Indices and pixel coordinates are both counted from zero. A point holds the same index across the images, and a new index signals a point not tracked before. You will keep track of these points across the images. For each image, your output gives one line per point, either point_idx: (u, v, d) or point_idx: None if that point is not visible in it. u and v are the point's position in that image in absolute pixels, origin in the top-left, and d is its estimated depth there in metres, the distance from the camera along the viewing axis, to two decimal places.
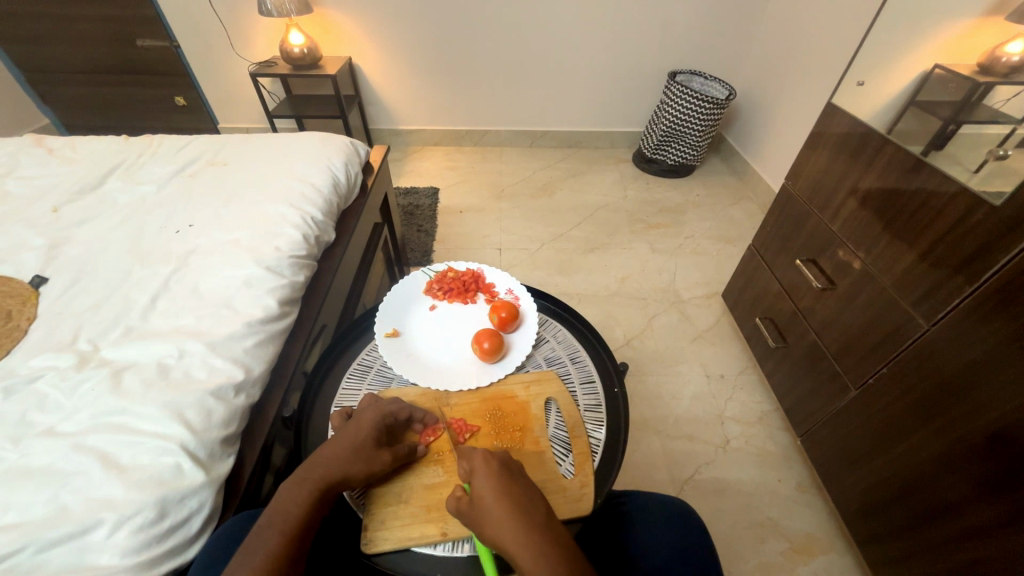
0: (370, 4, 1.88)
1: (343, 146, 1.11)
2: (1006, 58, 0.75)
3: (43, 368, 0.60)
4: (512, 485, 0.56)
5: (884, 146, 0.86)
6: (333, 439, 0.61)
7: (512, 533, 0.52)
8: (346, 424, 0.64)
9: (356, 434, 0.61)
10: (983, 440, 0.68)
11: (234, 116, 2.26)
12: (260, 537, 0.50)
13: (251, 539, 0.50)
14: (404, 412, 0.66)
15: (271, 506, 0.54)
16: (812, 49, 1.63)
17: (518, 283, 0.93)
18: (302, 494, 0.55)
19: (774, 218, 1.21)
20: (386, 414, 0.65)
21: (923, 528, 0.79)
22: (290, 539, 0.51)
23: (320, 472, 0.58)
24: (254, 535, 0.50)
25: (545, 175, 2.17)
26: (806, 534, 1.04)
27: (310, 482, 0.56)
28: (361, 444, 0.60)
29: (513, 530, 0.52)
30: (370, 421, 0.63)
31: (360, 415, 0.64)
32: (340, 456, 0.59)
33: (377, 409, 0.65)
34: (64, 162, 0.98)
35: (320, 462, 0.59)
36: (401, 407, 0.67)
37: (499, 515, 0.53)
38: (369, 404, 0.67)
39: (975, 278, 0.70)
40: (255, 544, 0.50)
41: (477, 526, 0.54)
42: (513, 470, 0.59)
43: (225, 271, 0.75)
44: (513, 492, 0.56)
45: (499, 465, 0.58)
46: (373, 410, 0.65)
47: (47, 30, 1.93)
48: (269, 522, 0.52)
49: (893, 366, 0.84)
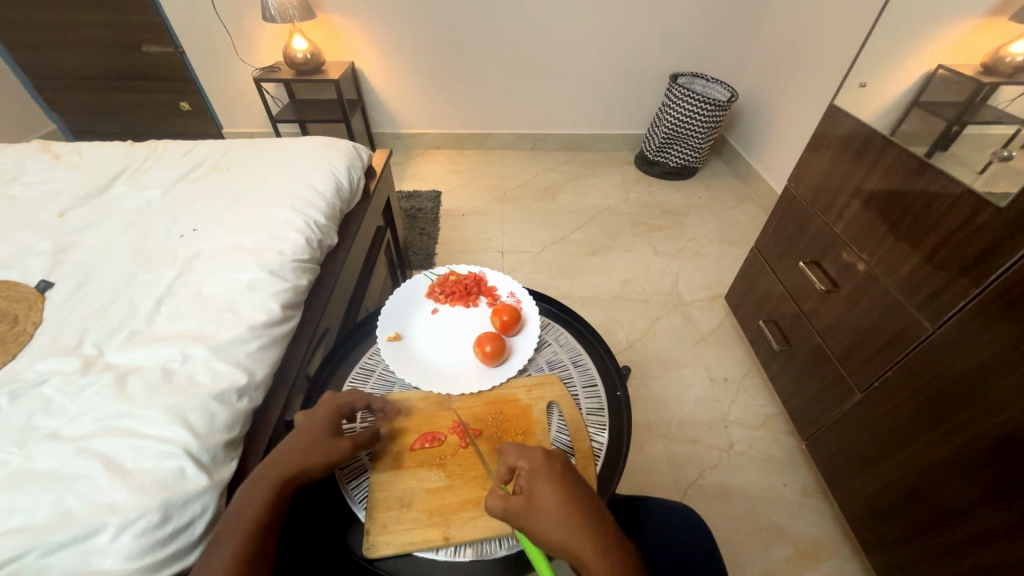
0: (373, 9, 1.89)
1: (346, 150, 1.12)
2: (1010, 58, 0.74)
3: (49, 372, 0.60)
4: (573, 482, 0.54)
5: (888, 147, 0.86)
6: (289, 434, 0.60)
7: (575, 531, 0.49)
8: (300, 416, 0.62)
9: (313, 427, 0.60)
10: (990, 444, 0.67)
11: (239, 121, 2.27)
12: (222, 538, 0.50)
13: (216, 544, 0.50)
14: (357, 404, 0.66)
15: (232, 507, 0.52)
16: (815, 50, 1.63)
17: (519, 286, 0.93)
18: (263, 492, 0.54)
19: (777, 220, 1.21)
20: (341, 406, 0.64)
21: (930, 533, 0.78)
22: (255, 536, 0.51)
23: (278, 468, 0.56)
24: (219, 540, 0.50)
25: (547, 178, 2.17)
26: (811, 539, 1.03)
27: (270, 479, 0.55)
28: (319, 437, 0.59)
29: (578, 529, 0.50)
30: (324, 415, 0.62)
31: (314, 407, 0.63)
32: (299, 451, 0.58)
33: (333, 402, 0.63)
34: (70, 168, 0.99)
35: (277, 457, 0.57)
36: (355, 398, 0.66)
37: (558, 513, 0.51)
38: (323, 396, 0.65)
39: (980, 280, 0.69)
40: (222, 548, 0.49)
41: (531, 526, 0.51)
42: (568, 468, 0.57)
43: (229, 275, 0.75)
44: (572, 489, 0.53)
45: (557, 463, 0.56)
46: (327, 402, 0.64)
47: (54, 37, 1.95)
48: (234, 524, 0.51)
49: (898, 369, 0.83)
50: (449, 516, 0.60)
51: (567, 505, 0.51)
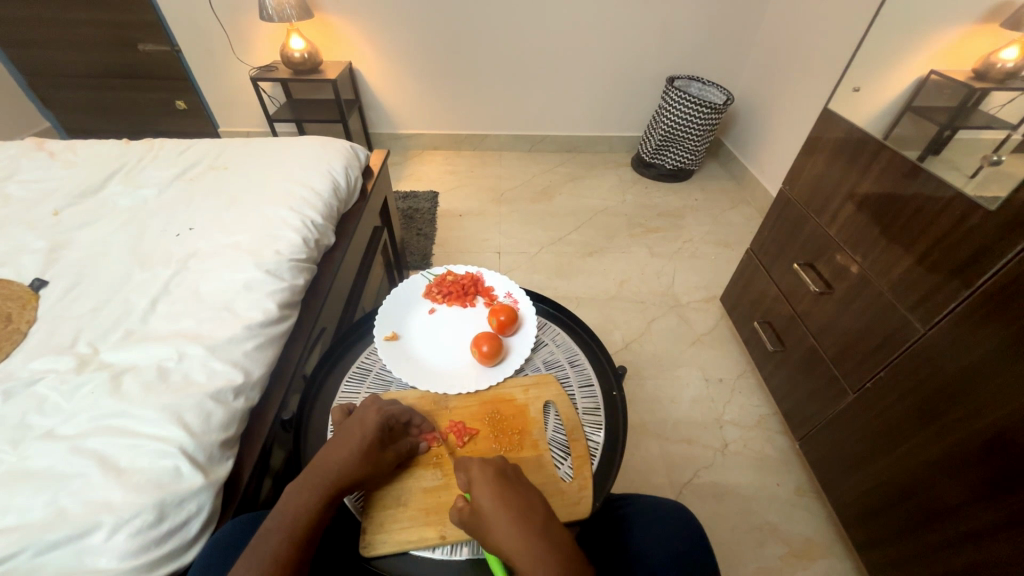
0: (370, 9, 1.90)
1: (343, 150, 1.12)
2: (1002, 65, 0.77)
3: (43, 370, 0.60)
4: (509, 491, 0.56)
5: (881, 150, 0.87)
6: (336, 439, 0.61)
7: (512, 539, 0.52)
8: (348, 423, 0.63)
9: (361, 435, 0.61)
10: (980, 443, 0.68)
11: (235, 120, 2.26)
12: (267, 540, 0.51)
13: (256, 543, 0.50)
14: (404, 415, 0.66)
15: (278, 510, 0.54)
16: (809, 54, 1.64)
17: (516, 286, 0.93)
18: (309, 499, 0.55)
19: (772, 221, 1.22)
20: (389, 414, 0.64)
21: (921, 531, 0.79)
22: (297, 543, 0.52)
23: (326, 475, 0.57)
24: (260, 540, 0.51)
25: (544, 179, 2.18)
26: (805, 538, 1.04)
27: (318, 487, 0.57)
28: (368, 446, 0.60)
29: (517, 537, 0.52)
30: (372, 421, 0.62)
31: (362, 413, 0.63)
32: (346, 459, 0.59)
33: (380, 409, 0.63)
34: (64, 166, 0.98)
35: (325, 465, 0.58)
36: (403, 408, 0.66)
37: (497, 525, 0.53)
38: (370, 402, 0.66)
39: (971, 282, 0.70)
40: (262, 549, 0.50)
41: (479, 534, 0.54)
42: (511, 476, 0.58)
43: (225, 274, 0.75)
44: (510, 498, 0.55)
45: (497, 474, 0.57)
46: (374, 409, 0.64)
47: (49, 35, 1.94)
48: (277, 527, 0.52)
49: (891, 370, 0.84)
50: (446, 514, 0.60)
51: (505, 514, 0.53)
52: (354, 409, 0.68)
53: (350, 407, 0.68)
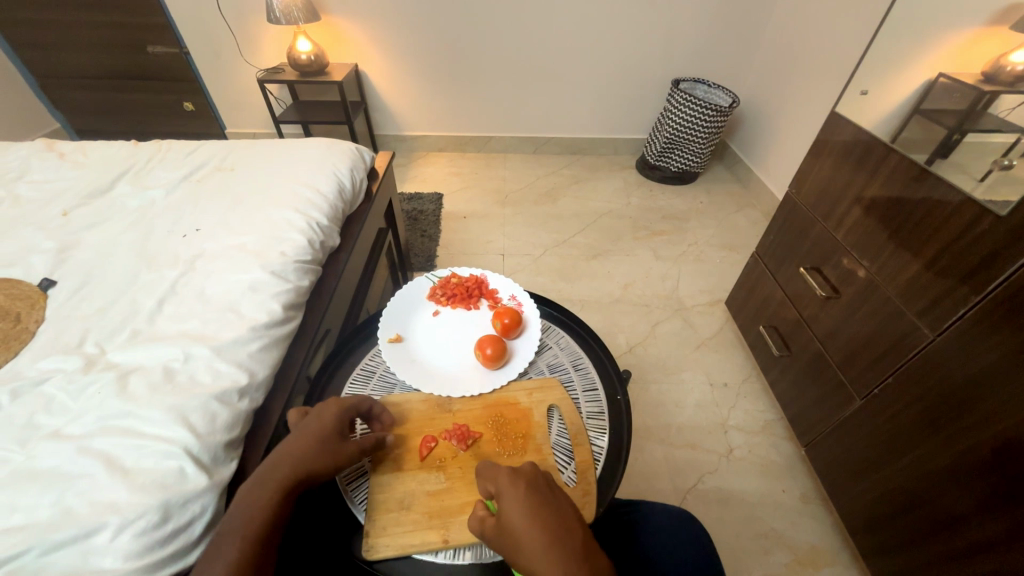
0: (377, 13, 1.91)
1: (349, 152, 1.12)
2: (1011, 67, 0.74)
3: (51, 370, 0.61)
4: (541, 502, 0.52)
5: (889, 154, 0.87)
6: (294, 436, 0.59)
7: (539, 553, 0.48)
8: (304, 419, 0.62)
9: (318, 430, 0.60)
10: (991, 452, 0.67)
11: (242, 121, 2.28)
12: (223, 542, 0.50)
13: (215, 548, 0.50)
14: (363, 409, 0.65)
15: (236, 509, 0.53)
16: (815, 58, 1.64)
17: (520, 289, 0.93)
18: (267, 496, 0.54)
19: (778, 225, 1.21)
20: (347, 408, 0.64)
21: (930, 541, 0.78)
22: (253, 543, 0.51)
23: (285, 470, 0.56)
24: (216, 544, 0.50)
25: (548, 181, 2.18)
26: (810, 546, 1.03)
27: (272, 483, 0.55)
28: (325, 439, 0.59)
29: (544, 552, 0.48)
30: (331, 419, 0.61)
31: (318, 409, 0.62)
32: (304, 456, 0.57)
33: (339, 404, 0.63)
34: (74, 167, 0.99)
35: (280, 461, 0.57)
36: (359, 402, 0.66)
37: (523, 537, 0.50)
38: (328, 399, 0.65)
39: (981, 288, 0.70)
40: (217, 552, 0.49)
41: (505, 548, 0.51)
42: (543, 486, 0.55)
43: (231, 275, 0.75)
44: (538, 509, 0.52)
45: (527, 484, 0.54)
46: (332, 406, 0.63)
47: (59, 37, 1.97)
48: (233, 528, 0.51)
49: (899, 376, 0.83)
50: (448, 518, 0.60)
51: (534, 526, 0.50)
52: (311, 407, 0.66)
53: (308, 408, 0.65)
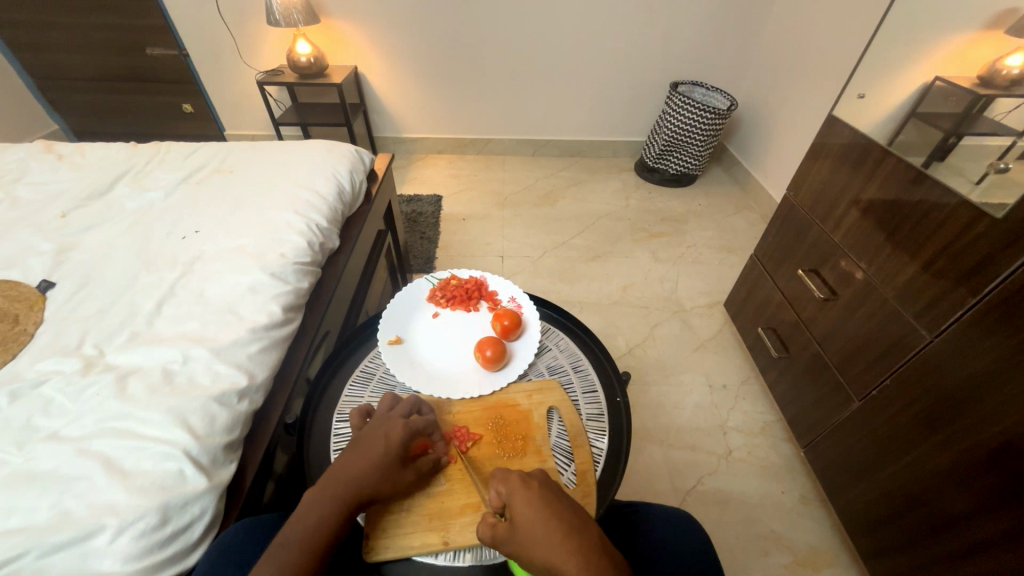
0: (376, 15, 1.91)
1: (349, 154, 1.12)
2: (1006, 71, 0.75)
3: (49, 372, 0.60)
4: (553, 500, 0.53)
5: (885, 158, 0.87)
6: (358, 450, 0.59)
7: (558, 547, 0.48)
8: (371, 432, 0.62)
9: (384, 449, 0.59)
10: (987, 454, 0.67)
11: (240, 123, 2.28)
12: (283, 555, 0.50)
13: (272, 556, 0.50)
14: (427, 429, 0.65)
15: (296, 522, 0.53)
16: (813, 61, 1.65)
17: (520, 291, 0.93)
18: (330, 512, 0.54)
19: (776, 226, 1.21)
20: (415, 428, 0.63)
21: (928, 542, 0.78)
22: (312, 561, 0.51)
23: (346, 487, 0.56)
24: (276, 553, 0.50)
25: (547, 183, 2.18)
26: (810, 547, 1.03)
27: (337, 499, 0.55)
28: (391, 461, 0.59)
29: (563, 547, 0.48)
30: (399, 439, 0.60)
31: (387, 426, 0.62)
32: (368, 474, 0.57)
33: (406, 424, 0.62)
34: (73, 169, 0.99)
35: (346, 476, 0.57)
36: (427, 421, 0.65)
37: (539, 532, 0.50)
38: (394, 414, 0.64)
39: (977, 290, 0.70)
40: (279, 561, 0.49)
41: (519, 550, 0.50)
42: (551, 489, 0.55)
43: (231, 277, 0.75)
44: (550, 503, 0.52)
45: (538, 484, 0.55)
46: (401, 423, 0.62)
47: (58, 39, 1.96)
48: (295, 540, 0.51)
49: (897, 378, 0.84)
50: (448, 520, 0.60)
51: (553, 524, 0.50)
52: (372, 413, 0.67)
53: (370, 411, 0.67)
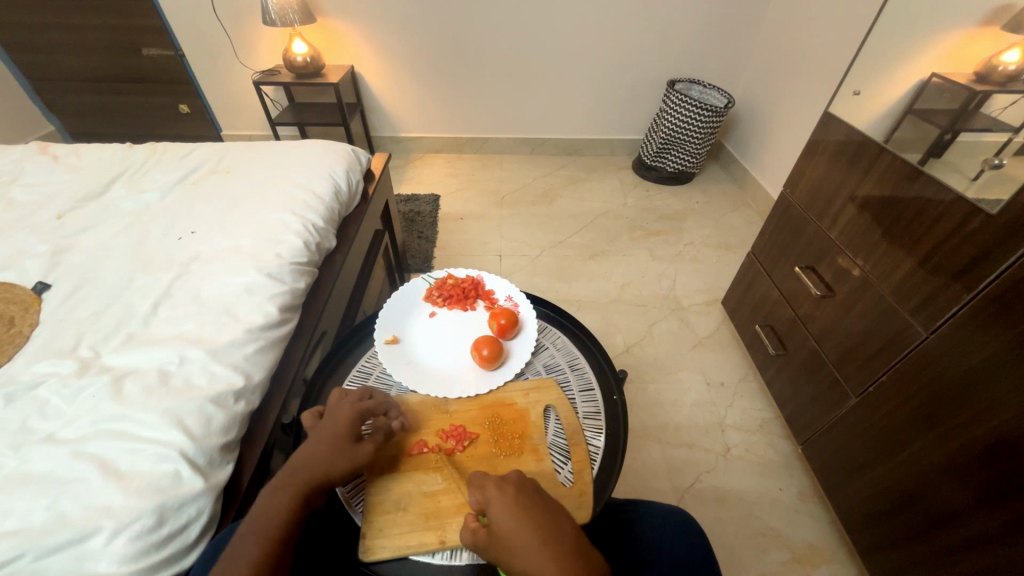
0: (372, 14, 1.91)
1: (345, 154, 1.12)
2: (1004, 67, 0.75)
3: (45, 374, 0.60)
4: (531, 505, 0.53)
5: (882, 154, 0.87)
6: (310, 439, 0.60)
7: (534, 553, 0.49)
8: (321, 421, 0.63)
9: (334, 431, 0.60)
10: (984, 449, 0.68)
11: (237, 123, 2.28)
12: (243, 544, 0.50)
13: (235, 546, 0.50)
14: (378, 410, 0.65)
15: (253, 514, 0.53)
16: (810, 58, 1.65)
17: (517, 290, 0.93)
18: (284, 499, 0.54)
19: (773, 223, 1.21)
20: (362, 407, 0.64)
21: (925, 537, 0.79)
22: (273, 545, 0.51)
23: (300, 473, 0.57)
24: (238, 543, 0.50)
25: (545, 182, 2.18)
26: (808, 544, 1.03)
27: (293, 485, 0.56)
28: (340, 441, 0.59)
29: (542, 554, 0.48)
30: (346, 418, 0.61)
31: (335, 410, 0.63)
32: (320, 457, 0.58)
33: (352, 404, 0.63)
34: (68, 170, 0.99)
35: (299, 463, 0.58)
36: (375, 401, 0.66)
37: (516, 540, 0.50)
38: (342, 399, 0.65)
39: (973, 286, 0.70)
40: (240, 550, 0.50)
41: (500, 555, 0.51)
42: (528, 492, 0.55)
43: (227, 278, 0.75)
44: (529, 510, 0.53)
45: (514, 488, 0.55)
46: (347, 405, 0.64)
47: (53, 40, 1.96)
48: (255, 527, 0.52)
49: (894, 374, 0.84)
50: (445, 519, 0.60)
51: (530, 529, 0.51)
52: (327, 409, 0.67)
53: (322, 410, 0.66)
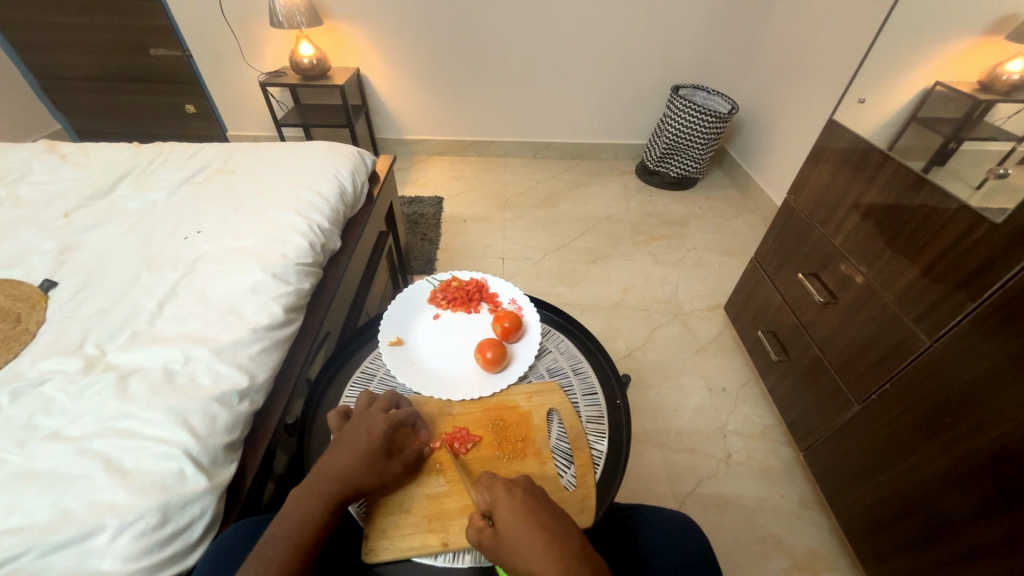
0: (379, 17, 1.92)
1: (350, 155, 1.13)
2: (1007, 77, 0.76)
3: (50, 371, 0.61)
4: (538, 506, 0.54)
5: (885, 163, 0.88)
6: (341, 446, 0.60)
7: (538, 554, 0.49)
8: (353, 428, 0.62)
9: (367, 443, 0.60)
10: (986, 458, 0.68)
11: (242, 123, 2.29)
12: (271, 551, 0.51)
13: (261, 551, 0.51)
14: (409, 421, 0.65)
15: (282, 519, 0.54)
16: (813, 66, 1.66)
17: (520, 293, 0.93)
18: (314, 508, 0.55)
19: (777, 229, 1.22)
20: (395, 421, 0.63)
21: (927, 546, 0.78)
22: (299, 556, 0.51)
23: (331, 482, 0.57)
24: (264, 549, 0.51)
25: (548, 186, 2.19)
26: (809, 551, 1.03)
27: (321, 495, 0.56)
28: (374, 453, 0.59)
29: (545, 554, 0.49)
30: (380, 431, 0.61)
31: (369, 419, 0.63)
32: (351, 467, 0.58)
33: (387, 417, 0.63)
34: (75, 168, 1.00)
35: (330, 472, 0.57)
36: (409, 414, 0.66)
37: (523, 540, 0.50)
38: (374, 410, 0.65)
39: (977, 295, 0.70)
40: (267, 558, 0.50)
41: (506, 556, 0.51)
42: (538, 495, 0.56)
43: (233, 277, 0.76)
44: (536, 512, 0.53)
45: (522, 491, 0.55)
46: (382, 417, 0.63)
47: (62, 39, 1.97)
48: (282, 536, 0.52)
49: (896, 382, 0.84)
50: (447, 523, 0.60)
51: (536, 530, 0.51)
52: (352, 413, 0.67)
53: (348, 410, 0.67)
